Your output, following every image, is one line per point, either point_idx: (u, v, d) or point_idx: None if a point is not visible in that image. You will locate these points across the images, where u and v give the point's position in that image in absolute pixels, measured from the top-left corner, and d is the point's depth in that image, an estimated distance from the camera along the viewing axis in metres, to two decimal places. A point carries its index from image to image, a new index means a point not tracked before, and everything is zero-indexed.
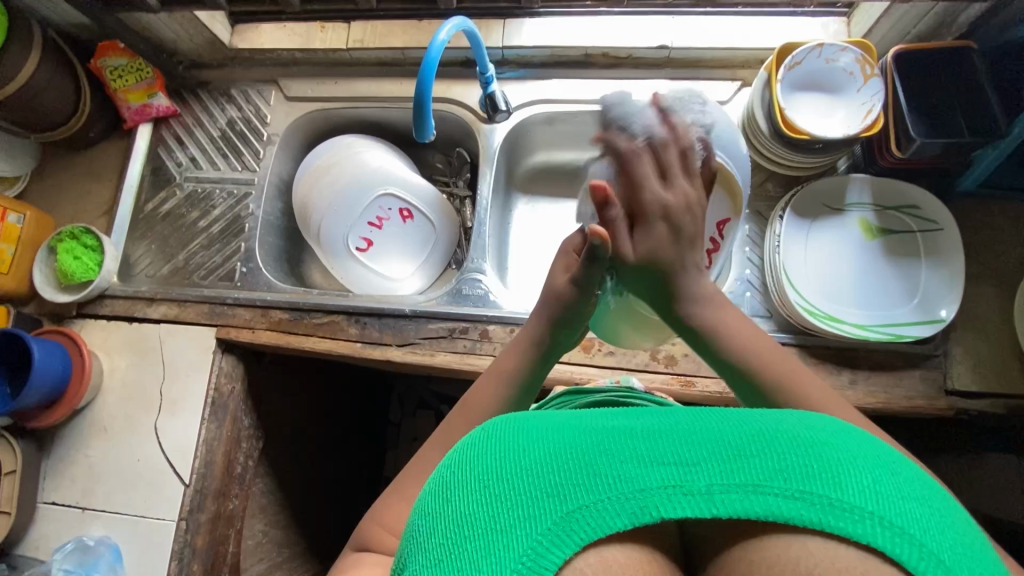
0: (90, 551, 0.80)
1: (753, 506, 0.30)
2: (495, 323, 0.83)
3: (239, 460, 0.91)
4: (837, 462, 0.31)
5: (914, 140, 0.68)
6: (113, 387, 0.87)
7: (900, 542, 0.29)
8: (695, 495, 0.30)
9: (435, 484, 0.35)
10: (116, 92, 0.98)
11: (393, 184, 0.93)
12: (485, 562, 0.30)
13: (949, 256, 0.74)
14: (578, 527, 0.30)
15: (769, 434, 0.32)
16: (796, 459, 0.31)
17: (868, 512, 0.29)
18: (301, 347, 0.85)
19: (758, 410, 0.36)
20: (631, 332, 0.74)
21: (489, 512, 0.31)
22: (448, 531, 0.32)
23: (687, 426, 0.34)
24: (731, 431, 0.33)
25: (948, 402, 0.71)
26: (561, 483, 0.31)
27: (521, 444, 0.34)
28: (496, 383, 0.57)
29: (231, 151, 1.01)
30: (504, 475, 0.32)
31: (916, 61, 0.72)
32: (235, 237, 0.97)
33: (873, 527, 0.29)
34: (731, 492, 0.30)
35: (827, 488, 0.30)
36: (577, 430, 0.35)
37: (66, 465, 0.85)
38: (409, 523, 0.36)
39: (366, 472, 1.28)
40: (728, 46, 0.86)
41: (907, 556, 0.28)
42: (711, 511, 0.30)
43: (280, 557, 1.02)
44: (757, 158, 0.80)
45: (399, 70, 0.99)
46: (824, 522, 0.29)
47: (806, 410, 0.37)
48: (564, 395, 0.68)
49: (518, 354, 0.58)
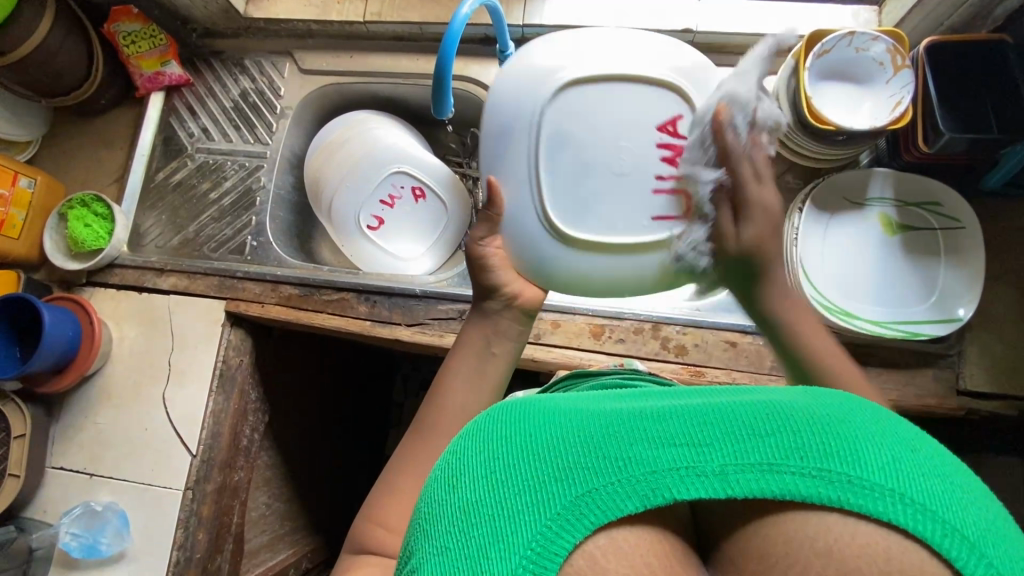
0: (97, 516, 0.81)
1: (768, 486, 0.30)
2: None
3: (245, 433, 0.91)
4: (856, 440, 0.30)
5: (942, 134, 0.67)
6: (122, 356, 0.88)
7: (923, 519, 0.28)
8: (708, 476, 0.30)
9: (441, 473, 0.35)
10: (129, 58, 0.96)
11: (406, 162, 0.91)
12: (494, 549, 0.29)
13: (971, 255, 0.72)
14: (588, 510, 0.30)
15: (782, 413, 0.32)
16: (812, 438, 0.30)
17: (889, 490, 0.29)
18: (311, 324, 0.85)
19: (769, 390, 0.36)
20: (603, 283, 0.61)
21: (496, 498, 0.31)
22: (455, 519, 0.31)
23: (696, 407, 0.33)
24: (743, 411, 0.32)
25: (959, 402, 0.71)
26: (569, 467, 0.31)
27: (527, 429, 0.34)
28: (451, 359, 0.59)
29: (244, 123, 1.00)
30: (512, 461, 0.32)
31: (948, 53, 0.70)
32: (247, 210, 0.96)
33: (893, 504, 0.29)
34: (745, 471, 0.30)
35: (845, 466, 0.29)
36: (583, 414, 0.34)
37: (75, 431, 0.86)
38: (414, 513, 0.36)
39: (368, 450, 1.29)
40: (755, 31, 0.84)
41: (930, 533, 0.28)
42: (726, 492, 0.30)
43: (282, 530, 1.03)
44: (781, 149, 0.79)
45: (416, 45, 0.97)
46: (843, 499, 0.29)
47: (819, 388, 0.36)
48: (569, 378, 0.67)
49: (468, 328, 0.61)
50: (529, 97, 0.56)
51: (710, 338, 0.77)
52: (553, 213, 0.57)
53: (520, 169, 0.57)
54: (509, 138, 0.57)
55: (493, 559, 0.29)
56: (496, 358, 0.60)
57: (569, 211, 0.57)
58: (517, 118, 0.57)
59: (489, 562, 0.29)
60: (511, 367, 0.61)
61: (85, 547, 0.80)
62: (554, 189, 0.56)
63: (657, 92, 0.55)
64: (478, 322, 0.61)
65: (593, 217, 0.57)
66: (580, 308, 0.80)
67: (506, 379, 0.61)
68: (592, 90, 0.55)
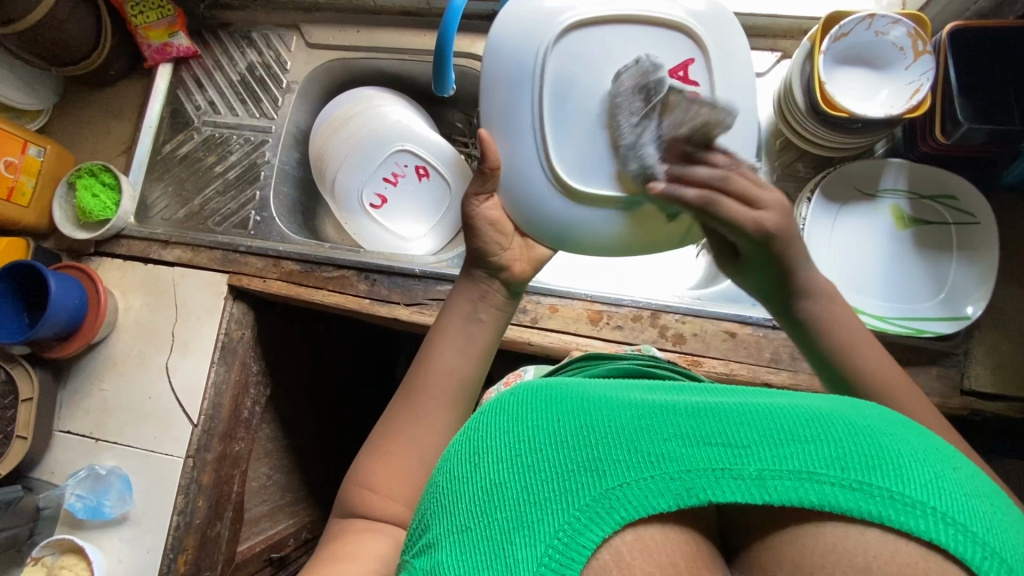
0: (101, 479, 0.84)
1: (806, 495, 0.29)
2: (546, 296, 0.80)
3: (246, 405, 0.93)
4: (899, 455, 0.30)
5: (961, 125, 0.64)
6: (127, 325, 0.89)
7: (964, 540, 0.28)
8: (745, 479, 0.30)
9: (464, 449, 0.35)
10: (137, 28, 0.96)
11: (411, 140, 0.91)
12: (519, 534, 0.30)
13: (983, 251, 0.70)
14: (618, 504, 0.30)
15: (823, 422, 0.32)
16: (854, 448, 0.30)
17: (931, 508, 0.29)
18: (311, 300, 0.86)
19: (806, 398, 0.36)
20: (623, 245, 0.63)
21: (522, 483, 0.31)
22: (478, 499, 0.32)
23: (732, 408, 0.33)
24: (781, 417, 0.32)
25: (963, 402, 0.68)
26: (601, 460, 0.31)
27: (556, 416, 0.34)
28: (438, 328, 0.59)
29: (250, 97, 1.00)
30: (538, 447, 0.32)
31: (972, 39, 0.67)
32: (250, 185, 0.97)
33: (936, 524, 0.28)
34: (783, 478, 0.30)
35: (888, 480, 0.29)
36: (614, 404, 0.34)
37: (81, 396, 0.88)
38: (433, 487, 0.36)
39: (368, 426, 1.31)
40: (770, 13, 0.81)
41: (970, 556, 0.28)
42: (762, 498, 0.30)
43: (282, 501, 1.05)
44: (792, 136, 0.76)
45: (423, 21, 0.95)
46: (884, 514, 0.29)
47: (853, 401, 0.36)
48: (582, 360, 0.67)
49: (457, 292, 0.60)
50: (534, 38, 0.56)
51: (710, 328, 0.76)
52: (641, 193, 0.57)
53: (526, 124, 0.57)
54: (507, 100, 0.58)
55: (518, 545, 0.29)
56: (484, 325, 0.59)
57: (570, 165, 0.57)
58: (516, 79, 0.57)
59: (515, 548, 0.29)
60: (499, 339, 0.60)
61: (90, 508, 0.82)
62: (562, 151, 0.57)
63: (673, 39, 0.57)
64: (470, 286, 0.60)
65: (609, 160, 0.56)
66: (578, 293, 0.79)
67: (495, 348, 0.60)
68: (593, 34, 0.56)
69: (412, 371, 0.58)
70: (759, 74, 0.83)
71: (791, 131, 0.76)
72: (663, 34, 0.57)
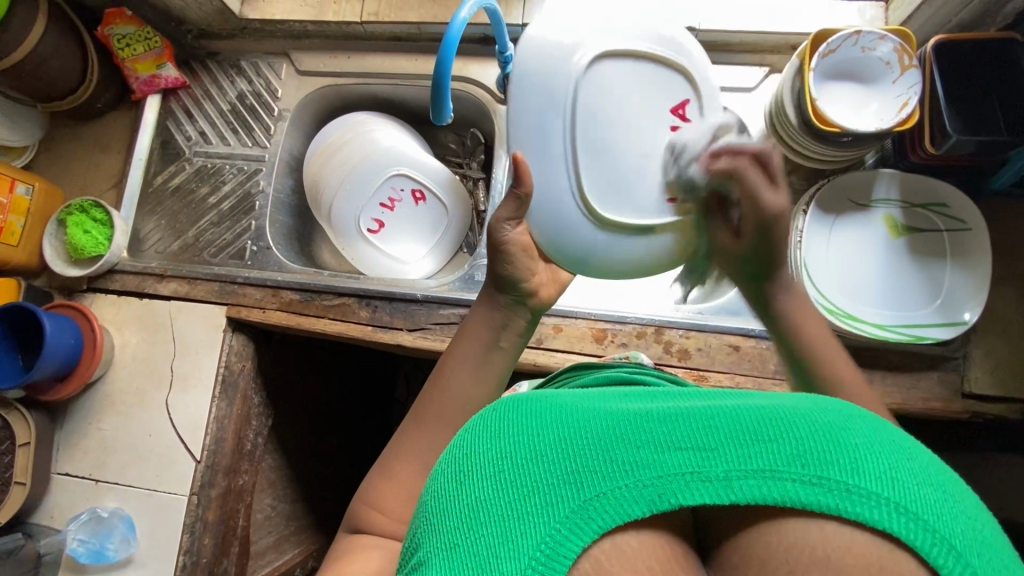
0: (103, 522, 0.82)
1: (770, 493, 0.30)
2: (551, 316, 0.80)
3: (249, 437, 0.92)
4: (856, 448, 0.30)
5: (950, 137, 0.65)
6: (125, 362, 0.88)
7: (916, 528, 0.28)
8: (712, 481, 0.30)
9: (448, 466, 0.35)
10: (124, 61, 0.95)
11: (405, 164, 0.91)
12: (502, 549, 0.29)
13: (977, 257, 0.71)
14: (595, 514, 0.30)
15: (786, 418, 0.31)
16: (814, 444, 0.30)
17: (884, 498, 0.29)
18: (312, 329, 0.85)
19: (773, 395, 0.36)
20: (623, 265, 0.63)
21: (503, 499, 0.31)
22: (463, 516, 0.31)
23: (703, 409, 0.33)
24: (748, 415, 0.32)
25: (964, 404, 0.70)
26: (578, 469, 0.31)
27: (534, 428, 0.34)
28: (452, 354, 0.59)
29: (242, 126, 0.99)
30: (516, 460, 0.32)
31: (954, 52, 0.69)
32: (246, 215, 0.96)
33: (889, 514, 0.28)
34: (749, 478, 0.30)
35: (844, 474, 0.29)
36: (589, 415, 0.34)
37: (80, 438, 0.86)
38: (421, 507, 0.36)
39: (371, 449, 1.30)
40: (756, 29, 0.83)
41: (920, 542, 0.28)
42: (729, 498, 0.30)
43: (288, 530, 1.04)
44: (785, 152, 0.78)
45: (414, 46, 0.96)
46: (841, 507, 0.29)
47: (816, 395, 0.36)
48: (572, 370, 0.68)
49: (475, 312, 0.60)
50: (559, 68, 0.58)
51: (714, 342, 0.77)
52: (587, 194, 0.58)
53: (556, 149, 0.58)
54: (541, 113, 0.58)
55: (503, 558, 0.29)
56: (503, 351, 0.59)
57: (600, 191, 0.59)
58: (546, 99, 0.58)
59: (498, 561, 0.29)
60: (515, 364, 0.61)
61: (93, 552, 0.80)
62: (591, 154, 0.58)
63: (672, 79, 0.60)
64: (491, 311, 0.59)
65: (636, 188, 0.59)
66: (582, 312, 0.80)
67: (508, 375, 0.60)
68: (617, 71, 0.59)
69: (428, 390, 0.57)
70: (749, 88, 0.84)
71: (784, 147, 0.77)
72: (666, 77, 0.60)
